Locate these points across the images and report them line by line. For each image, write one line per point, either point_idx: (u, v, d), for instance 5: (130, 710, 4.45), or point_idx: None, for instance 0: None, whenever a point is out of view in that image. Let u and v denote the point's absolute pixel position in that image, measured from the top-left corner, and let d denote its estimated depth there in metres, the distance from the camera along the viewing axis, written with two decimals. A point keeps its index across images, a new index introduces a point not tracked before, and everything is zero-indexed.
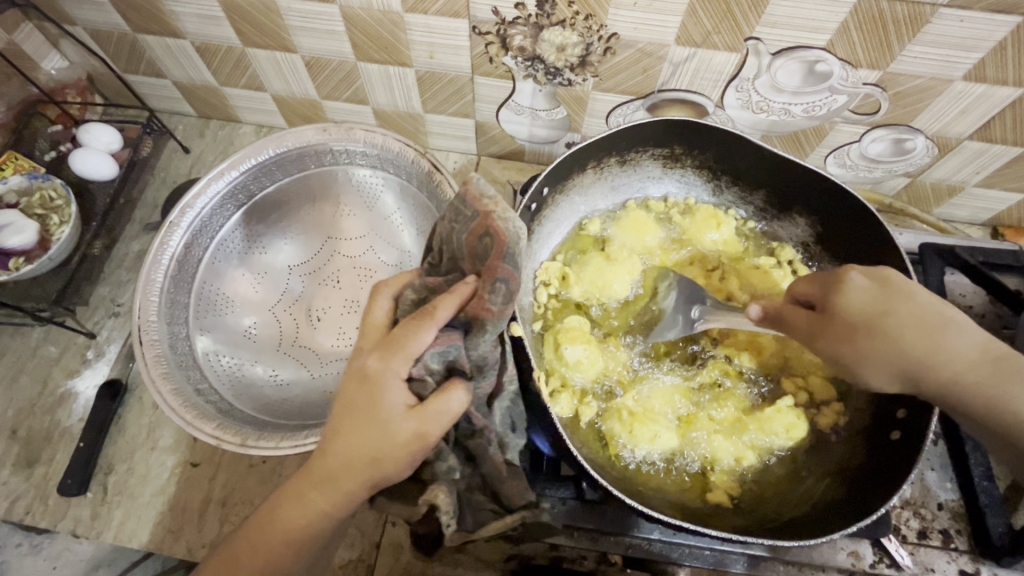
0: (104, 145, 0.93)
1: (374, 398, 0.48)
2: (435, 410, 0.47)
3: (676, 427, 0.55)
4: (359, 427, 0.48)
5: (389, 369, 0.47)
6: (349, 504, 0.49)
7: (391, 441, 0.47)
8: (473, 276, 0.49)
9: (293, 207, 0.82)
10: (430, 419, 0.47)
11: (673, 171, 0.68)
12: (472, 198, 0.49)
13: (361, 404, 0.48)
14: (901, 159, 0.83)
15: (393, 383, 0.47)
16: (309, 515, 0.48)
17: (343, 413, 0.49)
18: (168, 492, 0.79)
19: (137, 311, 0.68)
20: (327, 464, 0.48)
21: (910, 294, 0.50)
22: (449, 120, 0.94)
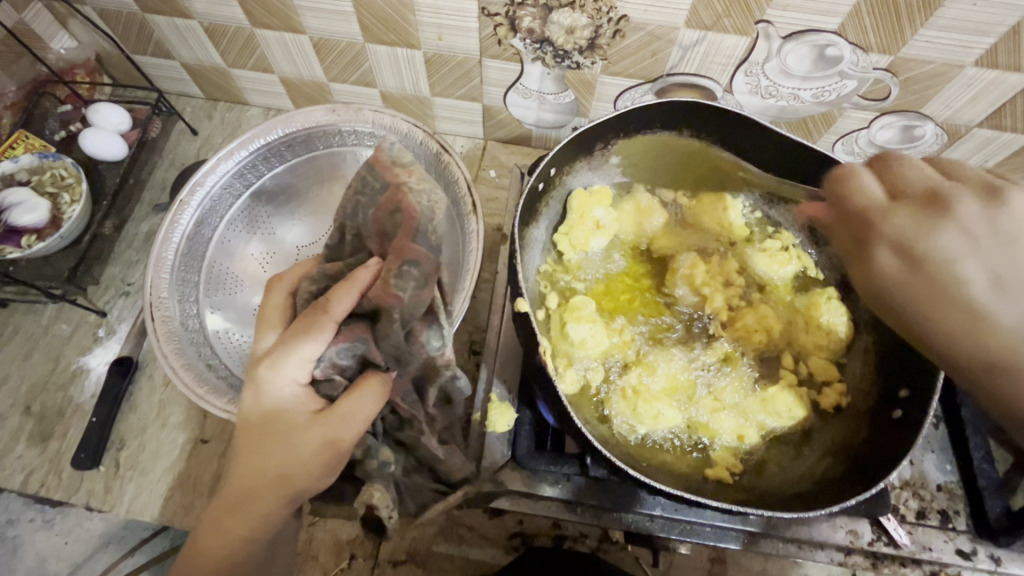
0: (113, 125, 0.94)
1: (278, 416, 0.50)
2: (343, 413, 0.50)
3: (679, 403, 0.56)
4: (260, 445, 0.50)
5: (286, 379, 0.50)
6: (271, 521, 0.51)
7: (297, 456, 0.50)
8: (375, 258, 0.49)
9: (300, 188, 0.82)
10: (337, 425, 0.50)
11: (681, 154, 0.68)
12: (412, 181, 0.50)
13: (263, 422, 0.50)
14: (909, 146, 0.83)
15: (290, 389, 0.51)
16: (232, 538, 0.50)
17: (247, 432, 0.51)
18: (179, 466, 0.81)
19: (149, 287, 0.70)
20: (237, 488, 0.50)
21: (939, 264, 0.43)
22: (456, 103, 0.94)
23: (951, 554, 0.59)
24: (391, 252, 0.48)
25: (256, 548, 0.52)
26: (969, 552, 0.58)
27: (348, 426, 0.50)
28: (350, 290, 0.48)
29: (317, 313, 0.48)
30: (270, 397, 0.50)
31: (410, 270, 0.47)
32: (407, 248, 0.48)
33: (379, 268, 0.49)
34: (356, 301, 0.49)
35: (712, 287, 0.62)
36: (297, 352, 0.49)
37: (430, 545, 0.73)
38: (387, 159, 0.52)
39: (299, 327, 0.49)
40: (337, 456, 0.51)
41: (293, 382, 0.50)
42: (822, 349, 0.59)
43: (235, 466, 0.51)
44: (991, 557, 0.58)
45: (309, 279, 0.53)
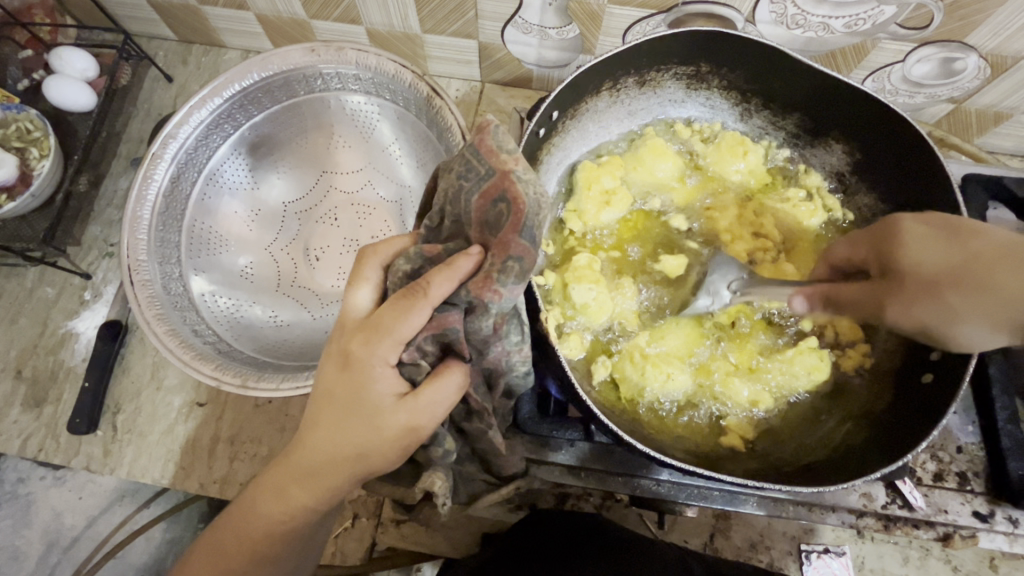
0: (79, 72, 0.86)
1: (360, 389, 0.45)
2: (428, 403, 0.45)
3: (690, 368, 0.53)
4: (337, 420, 0.46)
5: (376, 356, 0.44)
6: (333, 495, 0.47)
7: (377, 437, 0.45)
8: (478, 246, 0.43)
9: (284, 139, 0.77)
10: (421, 412, 0.45)
11: (697, 93, 0.61)
12: (488, 151, 0.43)
13: (342, 395, 0.45)
14: (946, 82, 0.75)
15: (377, 369, 0.45)
16: (291, 509, 0.47)
17: (323, 403, 0.46)
18: (179, 431, 0.80)
19: (125, 250, 0.65)
20: (307, 456, 0.47)
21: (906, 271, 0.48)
22: (450, 41, 0.86)
23: (966, 517, 0.57)
24: (494, 244, 0.42)
25: (315, 519, 0.49)
26: (986, 514, 0.57)
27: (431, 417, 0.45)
28: (450, 272, 0.42)
29: (413, 293, 0.42)
30: (353, 371, 0.45)
31: (514, 267, 0.42)
32: (512, 242, 0.42)
33: (482, 259, 0.43)
34: (454, 289, 0.43)
35: (727, 240, 0.57)
36: (388, 329, 0.43)
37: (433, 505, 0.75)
38: (494, 142, 0.44)
39: (391, 303, 0.43)
40: (414, 444, 0.47)
41: (380, 362, 0.44)
42: None
43: (308, 435, 0.46)
44: (1009, 519, 0.56)
45: (402, 255, 0.46)
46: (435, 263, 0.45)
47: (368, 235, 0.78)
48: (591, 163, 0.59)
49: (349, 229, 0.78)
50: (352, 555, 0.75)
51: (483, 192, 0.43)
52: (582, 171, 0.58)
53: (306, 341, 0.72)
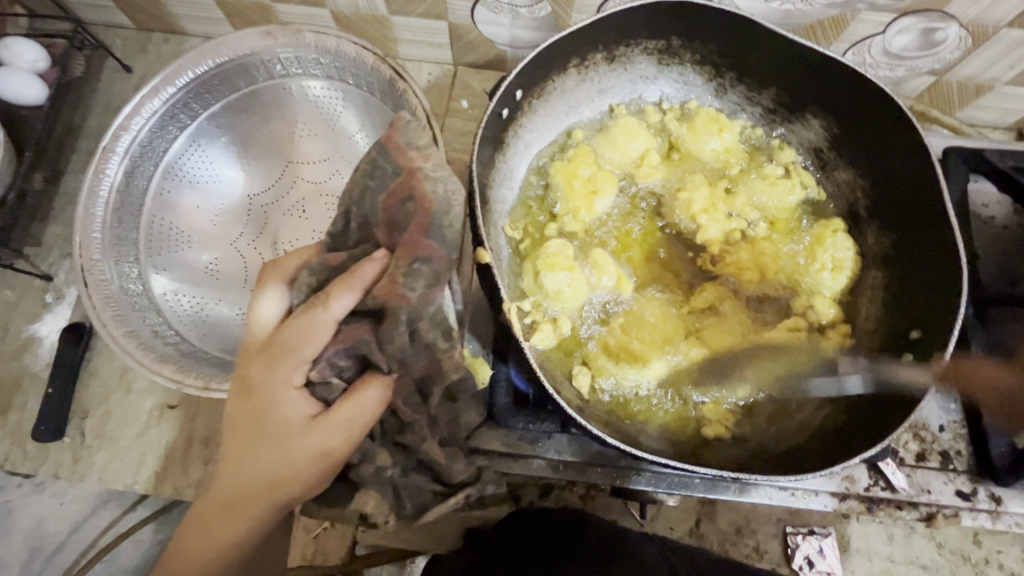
0: (29, 63, 0.82)
1: (272, 410, 0.46)
2: (343, 423, 0.46)
3: (667, 356, 0.51)
4: (252, 445, 0.47)
5: (284, 376, 0.46)
6: (259, 524, 0.48)
7: (293, 458, 0.46)
8: (381, 252, 0.45)
9: (245, 129, 0.73)
10: (336, 428, 0.46)
11: (671, 69, 0.58)
12: (398, 149, 0.47)
13: (251, 418, 0.47)
14: (927, 53, 0.74)
15: (288, 390, 0.46)
16: (218, 543, 0.48)
17: (236, 429, 0.48)
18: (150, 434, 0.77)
19: (78, 249, 0.62)
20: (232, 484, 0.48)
21: None
22: (418, 23, 0.83)
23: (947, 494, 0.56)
24: (400, 248, 0.45)
25: (242, 553, 0.49)
26: (968, 492, 0.56)
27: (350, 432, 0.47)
28: (344, 288, 0.44)
29: (315, 314, 0.45)
30: (262, 394, 0.46)
31: (420, 268, 0.44)
32: (420, 244, 0.44)
33: (383, 266, 0.45)
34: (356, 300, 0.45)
35: (704, 220, 0.54)
36: (293, 356, 0.46)
37: None
38: (404, 138, 0.48)
39: (296, 328, 0.45)
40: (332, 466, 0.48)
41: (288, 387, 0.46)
42: (826, 288, 0.54)
43: (226, 464, 0.47)
44: (990, 496, 0.56)
45: (305, 268, 0.49)
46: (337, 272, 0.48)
47: None
48: (564, 161, 0.56)
49: (318, 221, 0.74)
50: (333, 554, 0.74)
51: (389, 194, 0.47)
52: (557, 174, 0.56)
53: None
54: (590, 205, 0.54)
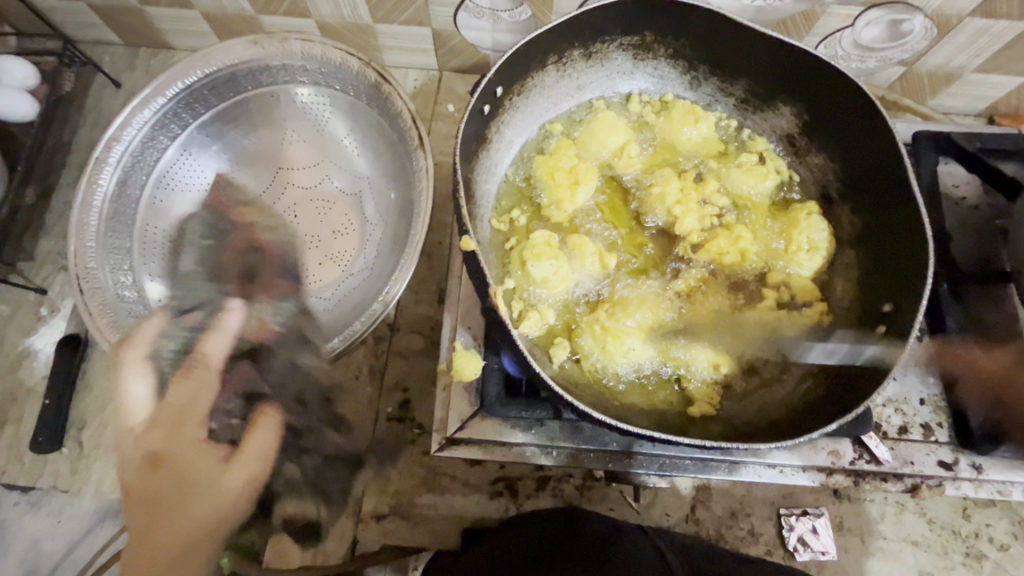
0: (18, 80, 0.83)
1: (176, 471, 0.51)
2: (252, 452, 0.53)
3: (652, 338, 0.52)
4: (168, 512, 0.49)
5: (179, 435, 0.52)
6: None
7: (213, 505, 0.50)
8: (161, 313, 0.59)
9: (235, 137, 0.75)
10: (247, 457, 0.53)
11: (646, 64, 0.60)
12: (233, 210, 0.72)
13: (155, 488, 0.50)
14: (895, 44, 0.76)
15: (189, 444, 0.52)
16: None
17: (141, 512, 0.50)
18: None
19: (73, 258, 0.63)
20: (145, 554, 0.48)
21: None
22: (402, 30, 0.85)
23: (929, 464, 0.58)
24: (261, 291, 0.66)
25: None
26: (950, 462, 0.58)
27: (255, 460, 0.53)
28: (222, 330, 0.58)
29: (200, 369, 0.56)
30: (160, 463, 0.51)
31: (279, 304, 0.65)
32: (278, 282, 0.68)
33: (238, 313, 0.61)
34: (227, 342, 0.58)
35: (685, 207, 0.56)
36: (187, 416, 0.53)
37: (413, 497, 0.75)
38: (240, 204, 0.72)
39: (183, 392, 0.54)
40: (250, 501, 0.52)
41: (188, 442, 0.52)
42: (802, 268, 0.55)
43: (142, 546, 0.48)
44: (972, 465, 0.58)
45: (165, 340, 0.59)
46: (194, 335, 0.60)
47: (328, 230, 0.76)
48: (546, 158, 0.58)
49: (309, 225, 0.76)
50: (334, 555, 0.74)
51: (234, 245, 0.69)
52: (540, 171, 0.58)
53: None
54: (573, 196, 0.56)
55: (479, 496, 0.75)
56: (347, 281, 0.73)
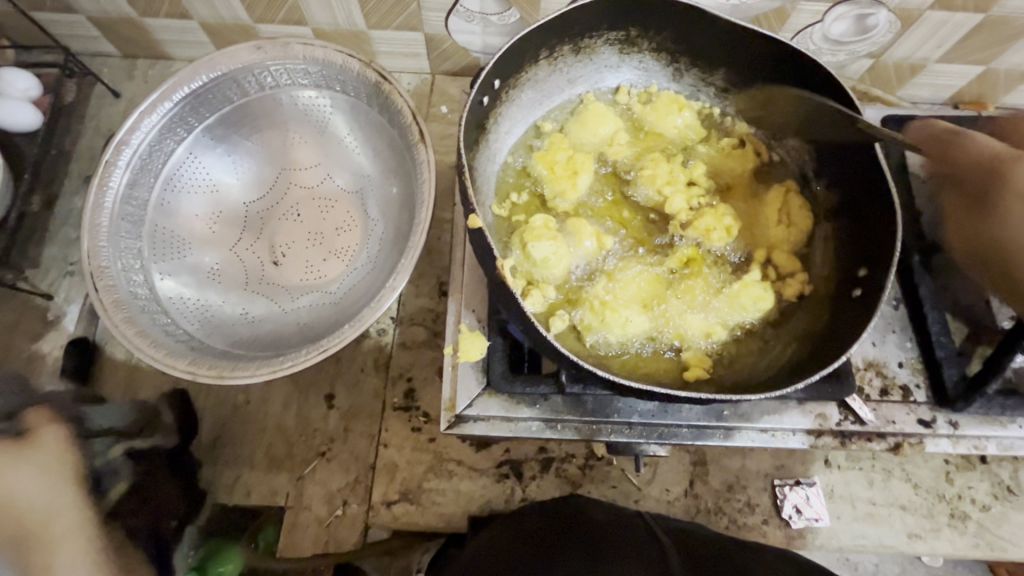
0: (22, 92, 0.85)
1: None
2: None
3: (647, 310, 0.56)
4: None
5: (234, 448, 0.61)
6: None
7: None
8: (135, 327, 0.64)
9: (239, 139, 0.77)
10: None
11: (631, 58, 0.64)
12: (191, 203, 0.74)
13: None
14: (862, 38, 0.82)
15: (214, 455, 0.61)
16: None
17: None
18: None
19: (86, 257, 0.65)
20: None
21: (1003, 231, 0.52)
22: (396, 35, 0.89)
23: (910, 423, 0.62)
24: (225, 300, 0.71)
25: None
26: (929, 420, 0.62)
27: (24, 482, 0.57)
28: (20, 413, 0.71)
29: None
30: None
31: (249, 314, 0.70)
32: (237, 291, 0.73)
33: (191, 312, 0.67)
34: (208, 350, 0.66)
35: (672, 189, 0.60)
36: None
37: (422, 483, 0.77)
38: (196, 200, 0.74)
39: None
40: None
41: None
42: (783, 242, 0.59)
43: None
44: (949, 422, 0.62)
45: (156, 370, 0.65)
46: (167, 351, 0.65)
47: (331, 226, 0.79)
48: (542, 150, 0.62)
49: (313, 222, 0.79)
50: (346, 541, 0.76)
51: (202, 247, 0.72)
52: (537, 160, 0.62)
53: (279, 333, 0.72)
54: (569, 181, 0.59)
55: (486, 479, 0.78)
56: (351, 274, 0.76)
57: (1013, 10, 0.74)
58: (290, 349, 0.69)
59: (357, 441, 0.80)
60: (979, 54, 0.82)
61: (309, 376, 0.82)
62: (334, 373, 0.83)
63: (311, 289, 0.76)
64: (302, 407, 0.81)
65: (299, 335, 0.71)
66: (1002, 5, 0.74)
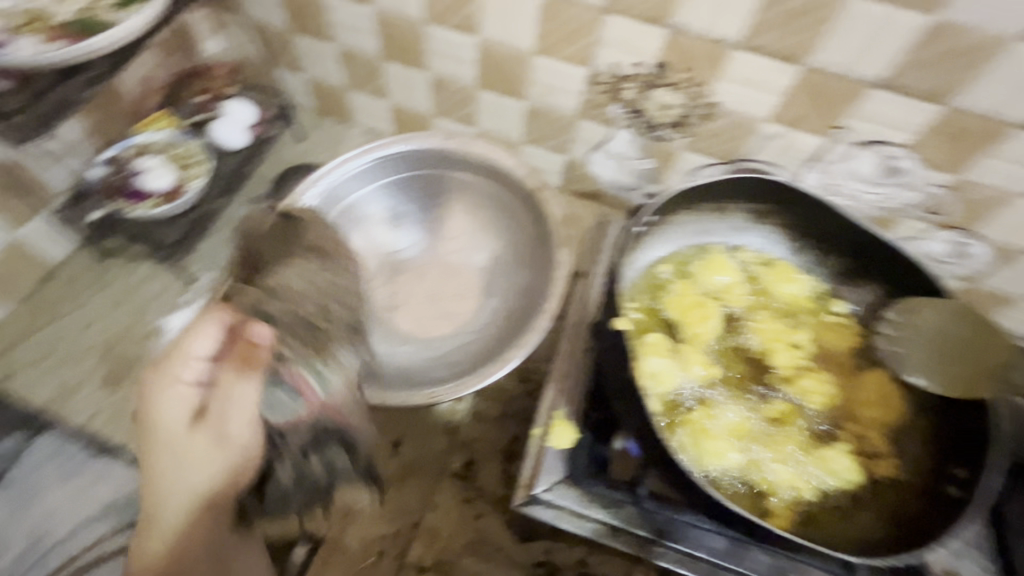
0: (241, 118, 1.05)
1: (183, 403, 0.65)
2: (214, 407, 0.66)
3: (740, 447, 0.59)
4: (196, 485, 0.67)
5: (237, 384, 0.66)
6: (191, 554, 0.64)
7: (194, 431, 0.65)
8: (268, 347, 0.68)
9: (402, 200, 0.90)
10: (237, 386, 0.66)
11: (761, 226, 0.73)
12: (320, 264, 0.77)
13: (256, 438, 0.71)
14: (958, 261, 0.91)
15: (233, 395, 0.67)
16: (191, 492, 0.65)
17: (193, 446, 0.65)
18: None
19: (260, 259, 0.78)
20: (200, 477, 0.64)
21: None
22: (544, 154, 1.09)
23: None
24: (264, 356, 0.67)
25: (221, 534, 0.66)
26: None
27: (230, 393, 0.66)
28: (211, 323, 0.68)
29: (175, 357, 0.67)
30: (159, 378, 0.66)
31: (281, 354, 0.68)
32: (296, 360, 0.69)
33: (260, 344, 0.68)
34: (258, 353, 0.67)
35: (779, 344, 0.66)
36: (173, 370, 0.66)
37: (458, 556, 0.78)
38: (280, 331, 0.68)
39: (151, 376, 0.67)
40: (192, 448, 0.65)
41: (176, 379, 0.66)
42: (879, 421, 0.62)
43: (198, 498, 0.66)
44: None
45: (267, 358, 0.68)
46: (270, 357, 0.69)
47: (451, 292, 0.87)
48: (672, 297, 0.68)
49: (436, 283, 0.88)
50: None
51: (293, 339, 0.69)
52: (666, 299, 0.69)
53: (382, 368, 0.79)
54: (698, 315, 0.66)
55: None
56: (458, 337, 0.83)
57: None
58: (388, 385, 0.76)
59: (410, 493, 0.83)
60: None
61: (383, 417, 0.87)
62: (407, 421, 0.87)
63: (416, 341, 0.83)
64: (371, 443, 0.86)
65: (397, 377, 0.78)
66: None
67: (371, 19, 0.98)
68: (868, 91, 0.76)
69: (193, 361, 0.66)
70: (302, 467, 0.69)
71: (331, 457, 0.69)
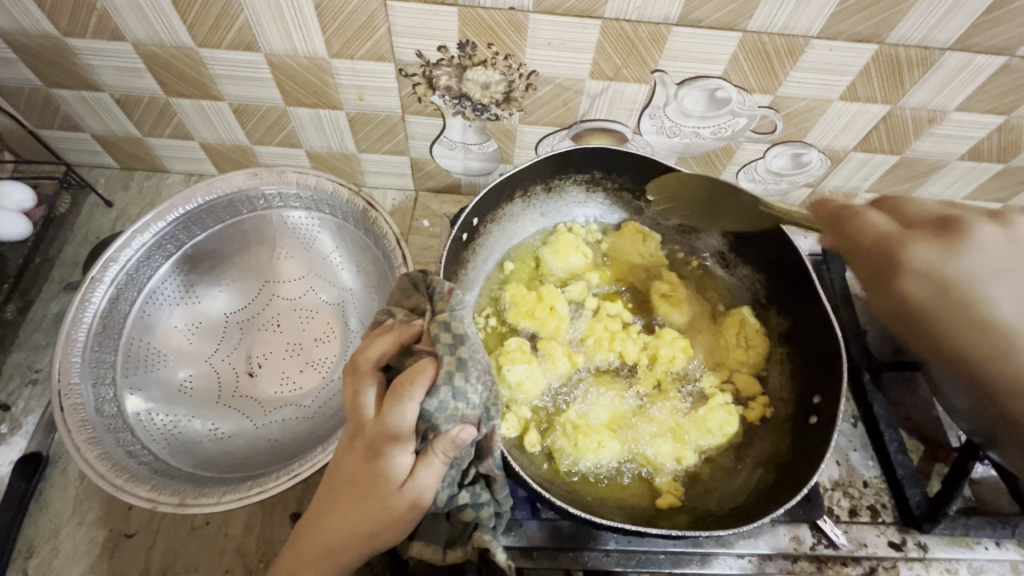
0: (15, 203, 0.86)
1: (377, 469, 0.47)
2: (413, 484, 0.47)
3: (620, 436, 0.64)
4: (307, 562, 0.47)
5: (389, 440, 0.47)
6: None
7: (356, 510, 0.47)
8: (423, 381, 0.47)
9: (228, 255, 0.80)
10: (382, 426, 0.47)
11: (596, 195, 0.80)
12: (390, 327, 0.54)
13: (346, 497, 0.47)
14: (800, 171, 0.94)
15: (396, 456, 0.47)
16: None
17: (344, 499, 0.47)
18: (121, 549, 0.74)
19: (56, 374, 0.65)
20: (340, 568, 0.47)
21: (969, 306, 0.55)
22: (384, 158, 0.97)
23: (850, 546, 0.65)
24: (415, 414, 0.47)
25: None
26: (899, 542, 0.66)
27: (431, 471, 0.47)
28: (414, 389, 0.47)
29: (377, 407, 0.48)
30: (366, 467, 0.47)
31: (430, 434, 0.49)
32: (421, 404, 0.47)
33: (427, 375, 0.48)
34: (425, 398, 0.48)
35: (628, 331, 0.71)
36: (389, 475, 0.47)
37: None
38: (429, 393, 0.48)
39: (357, 456, 0.48)
40: (366, 534, 0.46)
41: (400, 445, 0.47)
42: (744, 364, 0.71)
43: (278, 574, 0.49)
44: (918, 544, 0.65)
45: (422, 390, 0.47)
46: (406, 396, 0.47)
47: (311, 339, 0.81)
48: (518, 305, 0.72)
49: (292, 334, 0.81)
50: None
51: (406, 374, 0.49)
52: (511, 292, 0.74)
53: (248, 452, 0.71)
54: (554, 313, 0.70)
55: None
56: (327, 388, 0.77)
57: (923, 153, 0.88)
58: (257, 472, 0.67)
59: None
60: (900, 186, 0.96)
61: (273, 497, 0.77)
62: (302, 490, 0.78)
63: (285, 403, 0.76)
64: (265, 528, 0.76)
65: (266, 457, 0.70)
66: (912, 148, 0.87)
67: (129, 54, 0.79)
68: (669, 29, 0.69)
69: (408, 439, 0.47)
70: (454, 500, 0.52)
71: (478, 493, 0.54)
